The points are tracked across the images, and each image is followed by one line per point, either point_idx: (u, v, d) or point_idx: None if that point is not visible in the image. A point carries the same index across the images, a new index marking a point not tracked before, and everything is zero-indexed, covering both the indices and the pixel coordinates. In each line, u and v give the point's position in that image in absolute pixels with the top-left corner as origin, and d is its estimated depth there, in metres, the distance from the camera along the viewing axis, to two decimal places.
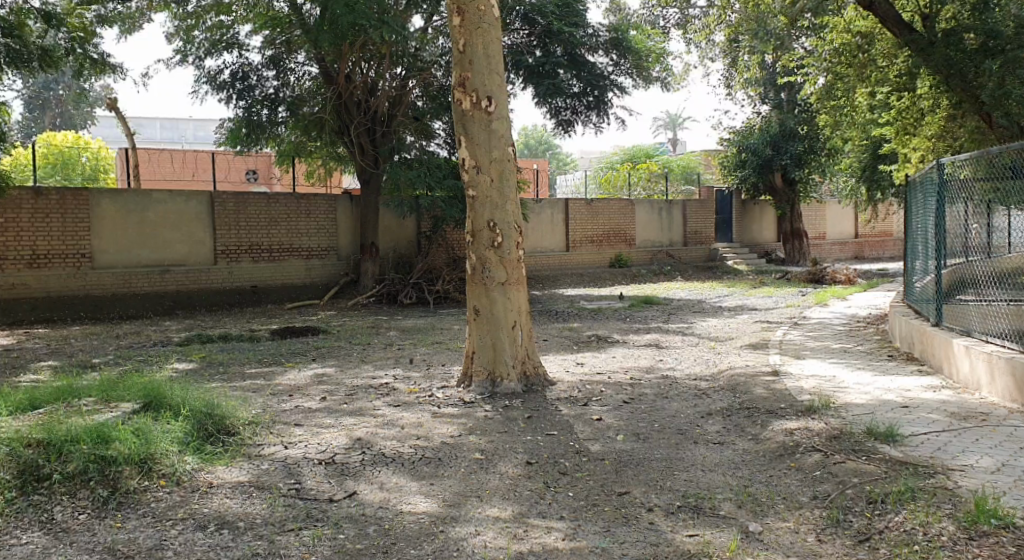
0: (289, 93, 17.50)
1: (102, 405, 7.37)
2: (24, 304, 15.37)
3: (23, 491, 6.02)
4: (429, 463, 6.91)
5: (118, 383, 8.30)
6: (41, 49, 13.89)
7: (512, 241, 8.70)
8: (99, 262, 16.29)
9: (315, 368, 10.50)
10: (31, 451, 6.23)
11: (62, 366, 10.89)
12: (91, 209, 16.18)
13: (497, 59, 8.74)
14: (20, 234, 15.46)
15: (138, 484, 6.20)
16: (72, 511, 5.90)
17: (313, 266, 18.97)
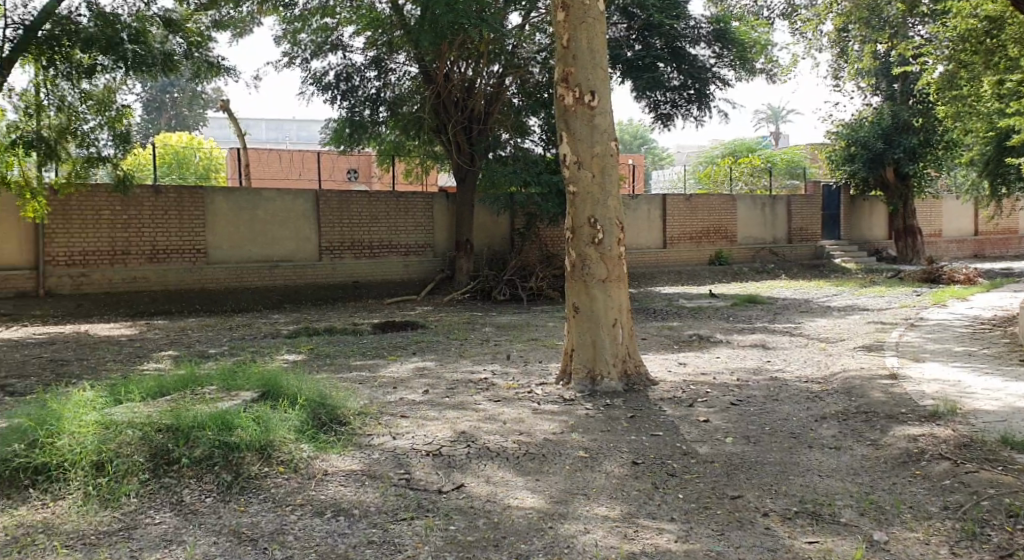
0: (390, 93, 17.73)
1: (222, 393, 7.56)
2: (145, 297, 15.88)
3: (155, 473, 6.27)
4: (534, 458, 6.92)
5: (238, 371, 8.56)
6: (165, 55, 13.85)
7: (613, 237, 8.62)
8: (213, 258, 16.83)
9: (416, 362, 10.59)
10: (161, 436, 6.48)
11: (183, 355, 11.34)
12: (207, 206, 16.73)
13: (601, 54, 8.66)
14: (142, 230, 16.10)
15: (258, 469, 6.39)
16: (199, 494, 6.13)
17: (411, 262, 19.14)
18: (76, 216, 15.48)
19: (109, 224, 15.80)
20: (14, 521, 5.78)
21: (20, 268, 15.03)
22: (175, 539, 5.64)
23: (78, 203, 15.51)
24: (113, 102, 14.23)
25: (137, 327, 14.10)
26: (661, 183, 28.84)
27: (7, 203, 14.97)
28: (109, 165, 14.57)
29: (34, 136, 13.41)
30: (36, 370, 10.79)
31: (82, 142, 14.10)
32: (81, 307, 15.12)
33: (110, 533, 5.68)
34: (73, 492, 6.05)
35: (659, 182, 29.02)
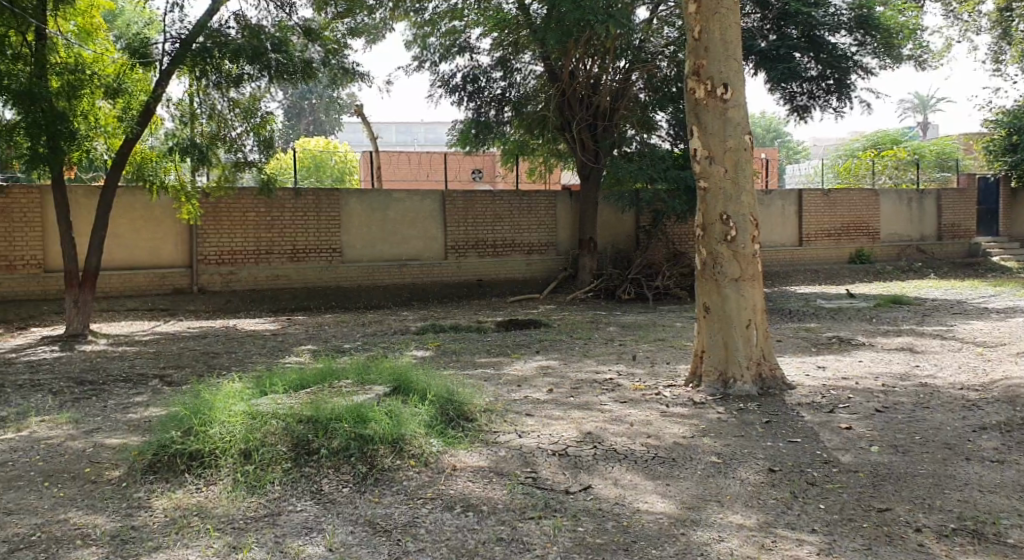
0: (515, 93, 17.67)
1: (357, 387, 7.88)
2: (286, 294, 16.55)
3: (297, 462, 6.74)
4: (663, 463, 6.80)
5: (371, 365, 8.75)
6: (304, 63, 14.09)
7: (747, 234, 8.26)
8: (348, 257, 17.27)
9: (539, 360, 10.48)
10: (303, 427, 6.96)
11: (319, 350, 11.74)
12: (342, 206, 17.17)
13: (735, 45, 8.31)
14: (284, 231, 16.67)
15: (391, 462, 6.76)
16: (337, 483, 6.56)
17: (534, 261, 19.04)
18: (224, 217, 16.15)
19: (254, 226, 16.41)
20: (173, 504, 6.32)
21: (175, 267, 15.80)
22: (315, 526, 6.01)
23: (225, 205, 16.17)
24: (258, 108, 14.28)
25: (279, 322, 14.55)
26: (798, 178, 27.91)
27: (163, 206, 15.78)
28: (254, 169, 14.88)
29: (187, 142, 13.73)
30: (189, 361, 11.47)
31: (230, 148, 14.34)
32: (229, 304, 15.90)
33: (257, 519, 6.12)
34: (224, 478, 6.59)
35: (796, 177, 28.09)
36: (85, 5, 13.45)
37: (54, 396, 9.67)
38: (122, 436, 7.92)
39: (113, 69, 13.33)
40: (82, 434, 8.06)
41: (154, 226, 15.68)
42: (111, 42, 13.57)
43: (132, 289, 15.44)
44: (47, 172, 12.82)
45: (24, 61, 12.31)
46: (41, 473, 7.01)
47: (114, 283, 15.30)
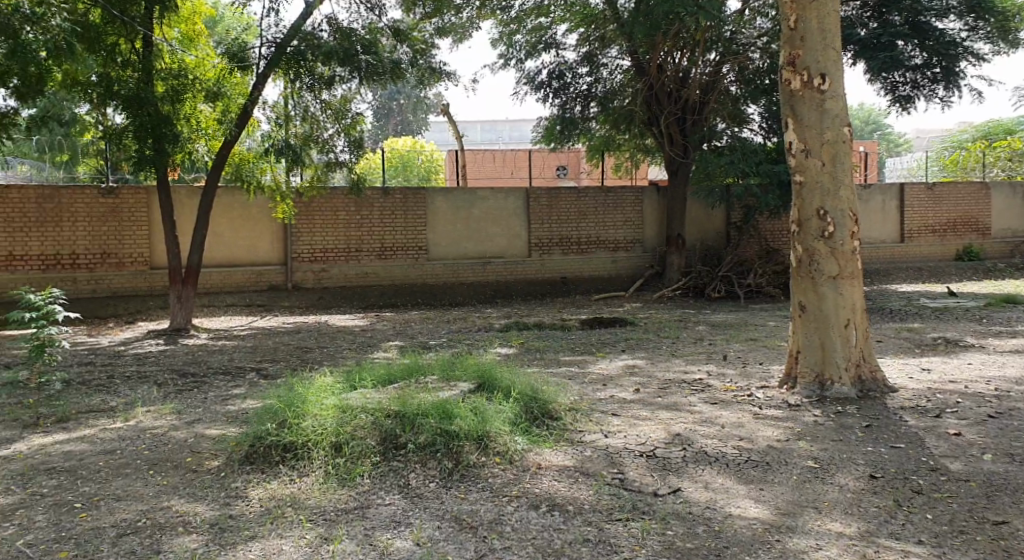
0: (601, 89, 17.37)
1: (442, 383, 7.79)
2: (375, 290, 16.69)
3: (385, 456, 6.77)
4: (756, 467, 6.53)
5: (456, 362, 8.66)
6: (392, 63, 13.92)
7: (846, 230, 7.87)
8: (433, 254, 17.29)
9: (625, 360, 10.22)
10: (390, 422, 6.97)
11: (406, 346, 11.74)
12: (427, 205, 17.18)
13: (834, 33, 7.91)
14: (371, 229, 16.78)
15: (477, 459, 6.72)
16: (424, 478, 6.56)
17: (619, 259, 18.74)
18: (317, 216, 16.36)
19: (344, 225, 16.58)
20: (269, 494, 6.44)
21: (271, 265, 16.16)
22: (403, 520, 6.05)
23: (317, 205, 16.36)
24: (348, 110, 14.40)
25: (368, 318, 14.62)
26: (900, 172, 26.89)
27: (260, 206, 16.09)
28: (345, 169, 15.04)
29: (282, 143, 13.98)
30: (284, 355, 11.59)
31: (323, 149, 14.55)
32: (321, 300, 16.12)
33: (347, 511, 6.18)
34: (316, 470, 6.67)
35: (897, 171, 27.06)
36: (188, 12, 13.84)
37: (158, 387, 9.87)
38: (221, 427, 8.02)
39: (212, 74, 13.56)
40: (184, 424, 8.18)
41: (251, 226, 16.00)
42: (212, 48, 13.87)
43: (231, 284, 15.79)
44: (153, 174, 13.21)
45: (132, 69, 12.70)
46: (146, 461, 7.15)
47: (215, 280, 15.68)
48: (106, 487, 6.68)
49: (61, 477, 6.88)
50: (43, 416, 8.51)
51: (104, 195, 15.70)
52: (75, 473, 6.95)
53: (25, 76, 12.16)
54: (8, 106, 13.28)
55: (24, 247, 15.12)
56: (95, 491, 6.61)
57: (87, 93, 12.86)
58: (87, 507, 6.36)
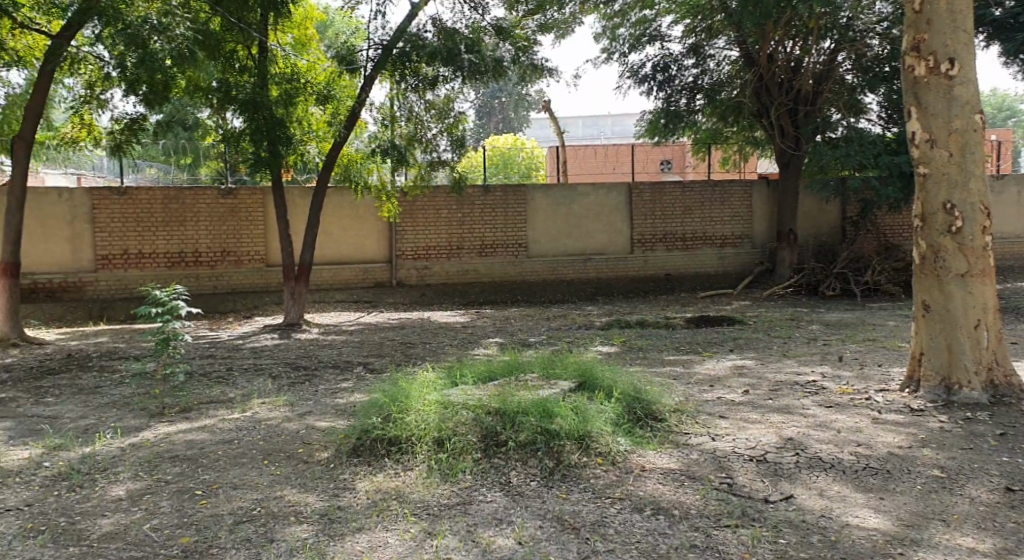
0: (708, 81, 16.83)
1: (542, 381, 7.58)
2: (474, 287, 16.62)
3: (486, 453, 6.63)
4: (876, 475, 6.14)
5: (558, 360, 8.45)
6: (494, 61, 13.74)
7: (976, 225, 7.29)
8: (534, 251, 17.11)
9: (733, 360, 9.79)
10: (491, 419, 6.82)
11: (506, 343, 11.58)
12: (528, 203, 17.01)
13: (964, 14, 7.35)
14: (473, 227, 16.71)
15: (578, 458, 6.50)
16: (525, 477, 6.38)
17: (726, 255, 18.14)
18: (420, 215, 16.44)
19: (446, 224, 16.58)
20: (374, 486, 6.36)
21: (376, 262, 16.37)
22: (504, 518, 5.89)
23: (421, 203, 16.42)
24: (451, 109, 14.34)
25: (469, 315, 14.53)
26: None
27: (367, 205, 16.31)
28: (447, 168, 15.00)
29: (388, 145, 13.95)
30: (388, 350, 11.59)
31: (426, 148, 14.48)
32: (425, 297, 16.14)
33: (450, 507, 6.05)
34: (420, 465, 6.55)
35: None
36: (300, 18, 13.96)
37: (272, 380, 10.00)
38: (331, 419, 8.02)
39: (323, 77, 13.76)
40: (296, 416, 8.22)
41: (358, 225, 16.27)
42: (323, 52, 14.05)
43: (340, 281, 16.14)
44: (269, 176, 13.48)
45: (249, 73, 12.96)
46: (261, 451, 7.18)
47: (325, 276, 16.04)
48: (224, 475, 6.73)
49: (183, 465, 6.97)
50: (168, 406, 8.70)
51: (223, 196, 16.13)
52: (197, 461, 7.03)
53: (153, 83, 12.23)
54: (138, 113, 13.75)
55: (150, 245, 15.76)
56: (215, 479, 6.66)
57: (207, 97, 12.99)
58: (206, 494, 6.41)
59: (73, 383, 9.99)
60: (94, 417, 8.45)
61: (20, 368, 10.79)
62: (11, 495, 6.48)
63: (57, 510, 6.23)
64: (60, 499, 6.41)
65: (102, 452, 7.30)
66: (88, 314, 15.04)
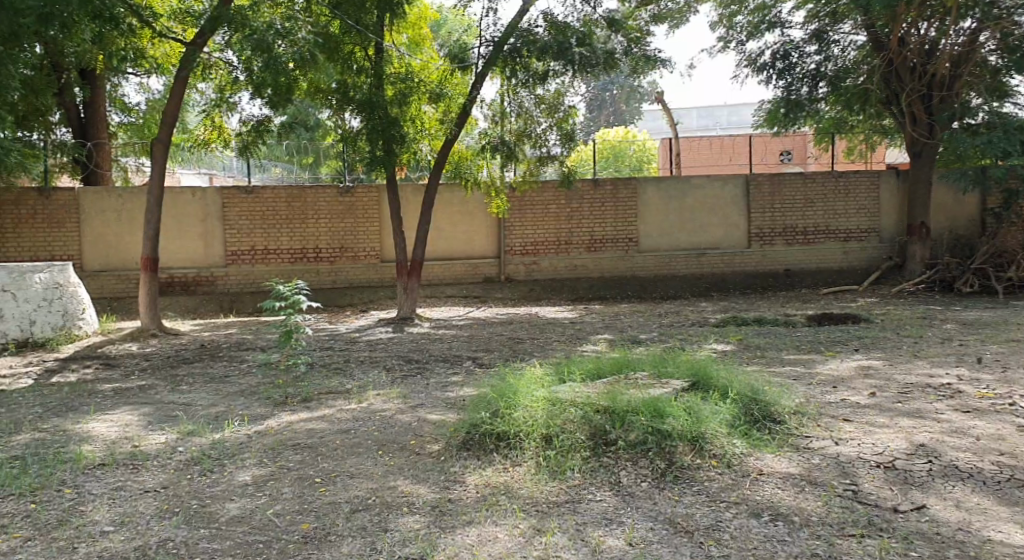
0: (833, 67, 16.08)
1: (653, 380, 7.30)
2: (583, 283, 16.37)
3: (595, 452, 6.41)
4: (1021, 487, 5.75)
5: (671, 358, 8.16)
6: (606, 53, 13.43)
7: None
8: (644, 246, 16.74)
9: (859, 360, 9.28)
10: (600, 417, 6.58)
11: (618, 340, 11.33)
12: (639, 198, 16.68)
13: None
14: (582, 222, 16.49)
15: (691, 460, 6.24)
16: (636, 477, 6.15)
17: (851, 249, 17.26)
18: (529, 211, 16.34)
19: (557, 219, 16.42)
20: (483, 481, 6.24)
21: (486, 257, 16.33)
22: (615, 519, 5.70)
23: (530, 199, 16.32)
24: (561, 103, 14.09)
25: (578, 310, 14.29)
26: None
27: (477, 201, 16.32)
28: (557, 163, 14.68)
29: (497, 140, 14.11)
30: (497, 345, 11.47)
31: (535, 143, 14.27)
32: (531, 292, 16.07)
33: (557, 504, 5.89)
34: (528, 461, 6.42)
35: None
36: (415, 18, 13.99)
37: (386, 372, 10.03)
38: (441, 413, 7.95)
39: (436, 76, 13.76)
40: (409, 408, 8.19)
41: (468, 221, 16.29)
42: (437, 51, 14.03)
43: (450, 276, 16.21)
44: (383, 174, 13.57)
45: (365, 74, 13.19)
46: (376, 442, 7.15)
47: (436, 272, 16.16)
48: (342, 464, 6.73)
49: (304, 453, 7.00)
50: (291, 396, 8.81)
51: (342, 195, 16.37)
52: (317, 449, 7.05)
53: (276, 87, 12.53)
54: (263, 115, 14.05)
55: (274, 242, 16.18)
56: (333, 467, 6.67)
57: (328, 99, 13.44)
58: (325, 482, 6.42)
59: (203, 372, 10.26)
60: (224, 405, 8.62)
61: (156, 357, 11.15)
62: (148, 478, 6.61)
63: (189, 494, 6.31)
64: (192, 482, 6.51)
65: (230, 439, 7.40)
66: (219, 307, 15.65)
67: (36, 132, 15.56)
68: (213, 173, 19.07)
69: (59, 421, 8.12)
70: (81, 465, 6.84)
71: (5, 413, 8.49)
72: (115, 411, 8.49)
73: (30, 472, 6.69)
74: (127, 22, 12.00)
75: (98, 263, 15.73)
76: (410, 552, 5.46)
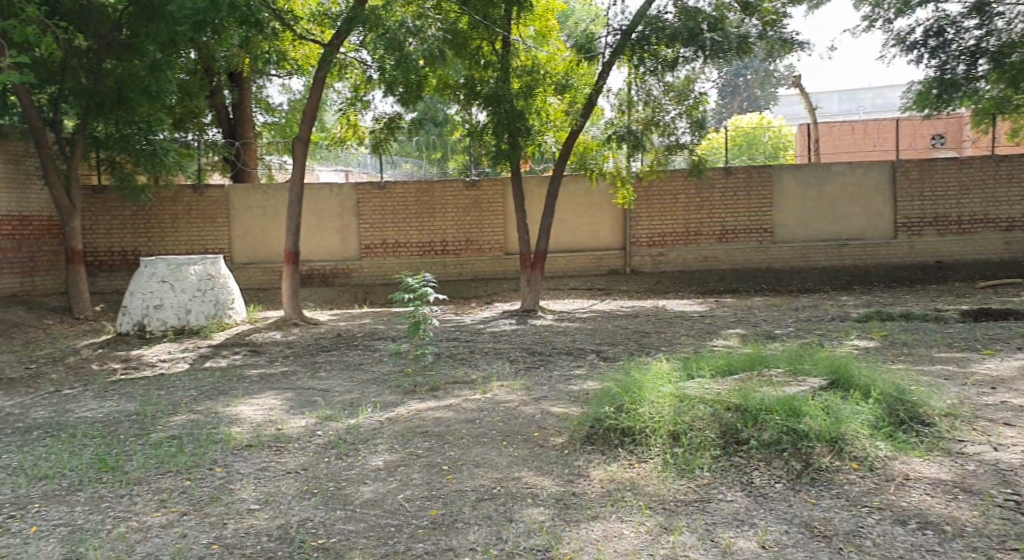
0: (995, 42, 14.83)
1: (788, 377, 6.93)
2: (714, 276, 15.77)
3: (725, 451, 6.13)
4: None
5: (807, 354, 7.76)
6: (739, 36, 12.78)
7: None
8: (779, 236, 16.13)
9: (1019, 359, 8.59)
10: (731, 416, 6.30)
11: (752, 334, 10.90)
12: (774, 187, 16.06)
13: None
14: (713, 212, 16.00)
15: (830, 462, 5.88)
16: (770, 478, 5.85)
17: (1015, 239, 16.12)
18: (657, 201, 15.99)
19: (687, 209, 16.00)
20: (608, 476, 6.04)
21: (611, 249, 16.10)
22: (746, 520, 5.41)
23: (658, 189, 15.98)
24: (691, 90, 13.59)
25: (708, 303, 13.87)
26: None
27: (602, 192, 16.08)
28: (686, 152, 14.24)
29: (624, 130, 13.78)
30: (623, 339, 11.22)
31: (664, 132, 13.94)
32: (659, 284, 15.58)
33: (687, 503, 5.64)
34: (655, 458, 6.16)
35: None
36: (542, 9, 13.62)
37: (510, 363, 9.93)
38: (565, 405, 7.77)
39: (562, 68, 13.44)
40: (532, 400, 8.04)
41: (593, 213, 16.08)
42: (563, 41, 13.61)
43: (575, 268, 16.02)
44: (508, 167, 13.53)
45: (492, 68, 13.16)
46: (500, 432, 7.02)
47: (559, 264, 16.00)
48: (468, 453, 6.63)
49: (432, 441, 6.93)
50: (419, 384, 8.81)
51: (469, 188, 16.40)
52: (444, 437, 6.98)
53: (407, 84, 12.86)
54: (395, 112, 14.27)
55: (405, 234, 16.40)
56: (459, 456, 6.57)
57: (455, 94, 13.38)
58: (453, 470, 6.32)
59: (341, 359, 10.42)
60: (357, 392, 8.68)
61: (298, 345, 11.39)
62: (290, 459, 6.68)
63: (327, 476, 6.34)
64: (330, 465, 6.54)
65: (364, 424, 7.43)
66: (353, 298, 15.81)
67: (192, 134, 16.15)
68: (347, 169, 19.49)
69: (212, 404, 8.35)
70: (231, 446, 6.97)
71: (163, 394, 8.81)
72: (262, 395, 8.68)
73: (187, 450, 6.87)
74: (270, 27, 12.28)
75: (246, 256, 16.28)
76: (535, 544, 5.30)
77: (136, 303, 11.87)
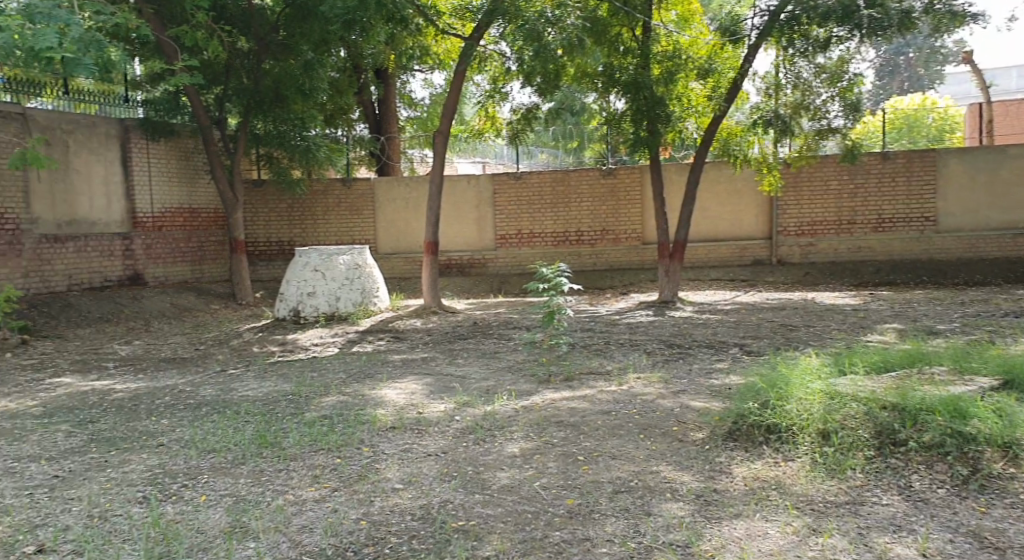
0: None
1: (953, 376, 6.42)
2: (870, 267, 15.02)
3: (881, 452, 5.73)
4: None
5: (975, 352, 7.19)
6: (901, 12, 11.97)
7: None
8: (944, 225, 15.06)
9: None
10: (887, 415, 5.87)
11: (912, 330, 10.24)
12: (940, 170, 14.98)
13: None
14: (869, 200, 15.18)
15: (1002, 469, 5.43)
16: (931, 483, 5.45)
17: None
18: (805, 189, 15.32)
19: (840, 197, 15.25)
20: (752, 474, 5.73)
21: (755, 239, 15.56)
22: (905, 525, 5.06)
23: (808, 176, 15.30)
24: (845, 71, 12.95)
25: (863, 296, 13.19)
26: None
27: (747, 179, 15.53)
28: (839, 136, 13.68)
29: (771, 114, 13.19)
30: (768, 332, 10.75)
31: (814, 116, 13.33)
32: (808, 276, 15.00)
33: (838, 504, 5.30)
34: (802, 456, 5.82)
35: None
36: None
37: (647, 355, 9.65)
38: (705, 400, 7.43)
39: (704, 51, 12.92)
40: (670, 393, 7.75)
41: (738, 201, 15.57)
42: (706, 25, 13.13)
43: (716, 258, 15.58)
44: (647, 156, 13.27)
45: (632, 56, 12.85)
46: (637, 425, 6.77)
47: (700, 255, 15.60)
48: (604, 444, 6.41)
49: (567, 431, 6.75)
50: (554, 374, 8.66)
51: (606, 176, 16.10)
52: (579, 428, 6.78)
53: (546, 74, 12.72)
54: (533, 103, 14.12)
55: (541, 225, 16.31)
56: (595, 447, 6.37)
57: (593, 83, 13.12)
58: (588, 461, 6.13)
59: (477, 347, 10.40)
60: (493, 380, 8.61)
61: (437, 333, 11.44)
62: (431, 442, 6.64)
63: (465, 460, 6.26)
64: (468, 449, 6.46)
65: (500, 412, 7.32)
66: (489, 287, 15.94)
67: (341, 129, 16.41)
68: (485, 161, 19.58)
69: (359, 386, 8.43)
70: (377, 427, 7.00)
71: (315, 376, 8.98)
72: (403, 379, 8.73)
73: (337, 430, 6.94)
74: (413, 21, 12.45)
75: (389, 247, 16.54)
76: (674, 539, 5.06)
77: (292, 291, 12.19)
